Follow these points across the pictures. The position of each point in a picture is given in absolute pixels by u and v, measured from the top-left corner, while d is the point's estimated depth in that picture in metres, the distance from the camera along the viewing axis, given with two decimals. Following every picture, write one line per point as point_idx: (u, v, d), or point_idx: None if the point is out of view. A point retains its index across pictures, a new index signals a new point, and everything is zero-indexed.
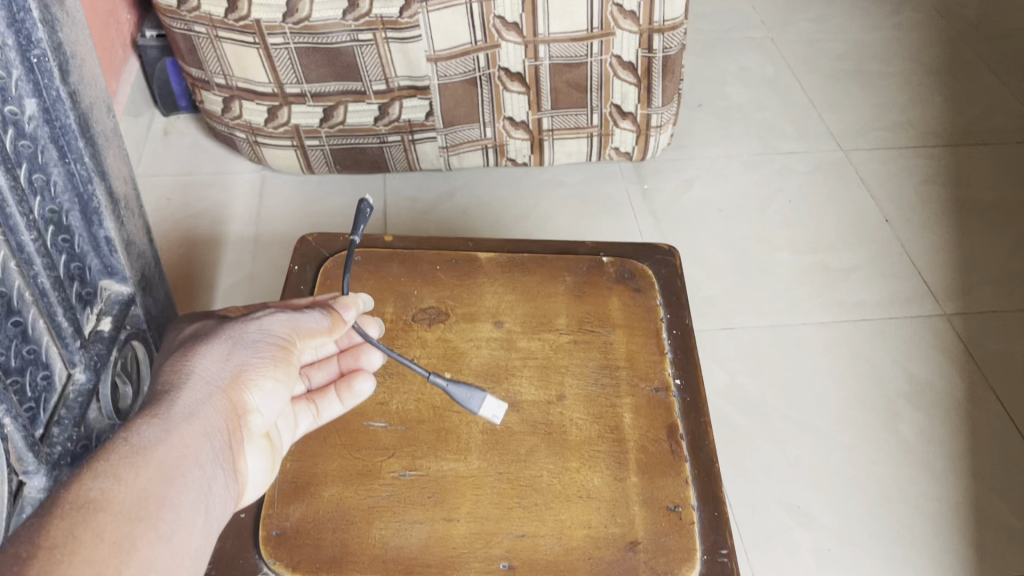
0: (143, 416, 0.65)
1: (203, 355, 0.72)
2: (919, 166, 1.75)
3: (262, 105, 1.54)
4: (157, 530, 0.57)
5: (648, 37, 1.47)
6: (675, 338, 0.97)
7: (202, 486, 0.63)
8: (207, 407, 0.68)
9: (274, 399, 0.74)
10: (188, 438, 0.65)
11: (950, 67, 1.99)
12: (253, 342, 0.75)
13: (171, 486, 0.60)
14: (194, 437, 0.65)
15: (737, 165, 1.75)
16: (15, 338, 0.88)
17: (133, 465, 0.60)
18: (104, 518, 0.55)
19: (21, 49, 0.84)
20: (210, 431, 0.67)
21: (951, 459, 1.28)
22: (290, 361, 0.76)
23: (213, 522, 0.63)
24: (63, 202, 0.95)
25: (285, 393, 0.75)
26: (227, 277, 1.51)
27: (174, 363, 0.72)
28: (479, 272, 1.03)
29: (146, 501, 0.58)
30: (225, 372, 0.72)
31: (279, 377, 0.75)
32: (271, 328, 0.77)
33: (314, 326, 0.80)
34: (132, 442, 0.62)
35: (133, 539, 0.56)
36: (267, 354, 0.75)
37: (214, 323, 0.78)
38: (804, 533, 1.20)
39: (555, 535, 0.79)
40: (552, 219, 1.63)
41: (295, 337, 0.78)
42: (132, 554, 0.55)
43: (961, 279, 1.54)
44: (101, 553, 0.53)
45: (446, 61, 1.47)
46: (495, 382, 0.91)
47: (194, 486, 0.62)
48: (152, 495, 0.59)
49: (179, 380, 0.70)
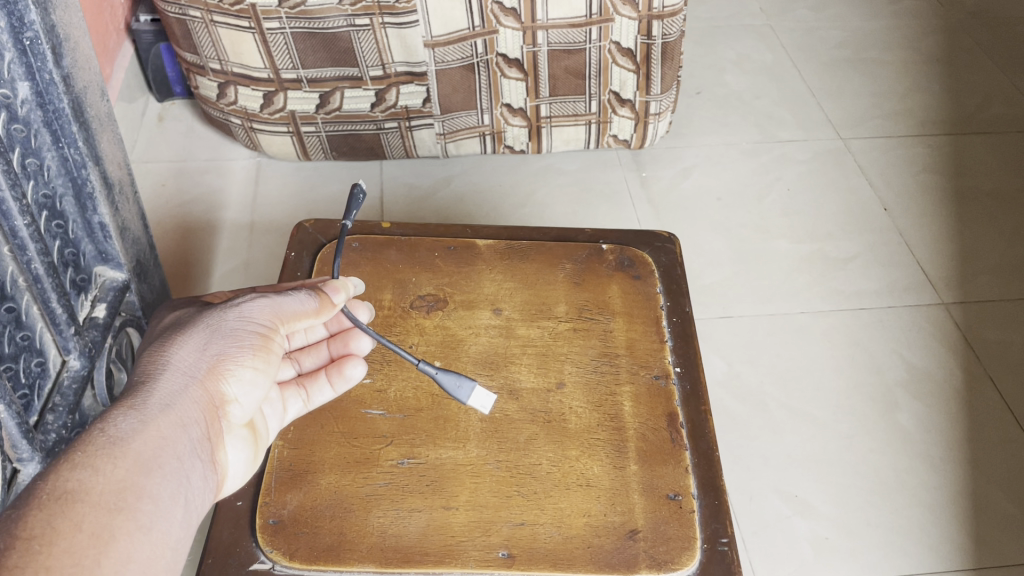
0: (120, 407, 0.64)
1: (181, 345, 0.71)
2: (918, 154, 1.74)
3: (257, 90, 1.52)
4: (136, 521, 0.57)
5: (647, 23, 1.46)
6: (675, 325, 0.97)
7: (180, 478, 0.62)
8: (183, 398, 0.67)
9: (253, 388, 0.73)
10: (165, 429, 0.64)
11: (950, 55, 1.98)
12: (232, 329, 0.73)
13: (148, 477, 0.60)
14: (172, 429, 0.64)
15: (736, 153, 1.74)
16: (9, 325, 0.87)
17: (111, 456, 0.59)
18: (83, 508, 0.55)
19: (14, 31, 0.83)
20: (186, 421, 0.66)
21: (949, 448, 1.28)
22: (271, 348, 0.74)
23: (193, 513, 0.63)
24: (56, 186, 0.94)
25: (264, 383, 0.74)
26: (223, 264, 1.50)
27: (151, 353, 0.71)
28: (478, 259, 1.02)
29: (125, 492, 0.57)
30: (201, 363, 0.71)
31: (258, 366, 0.73)
32: (252, 315, 0.75)
33: (296, 309, 0.77)
34: (109, 433, 0.61)
35: (112, 529, 0.55)
36: (247, 342, 0.73)
37: (194, 310, 0.76)
38: (802, 521, 1.20)
39: (555, 523, 0.78)
40: (551, 206, 1.62)
41: (277, 323, 0.76)
42: (111, 544, 0.54)
43: (960, 268, 1.53)
44: (80, 543, 0.53)
45: (444, 47, 1.45)
46: (494, 370, 0.90)
47: (172, 477, 0.61)
48: (131, 486, 0.58)
49: (156, 371, 0.69)
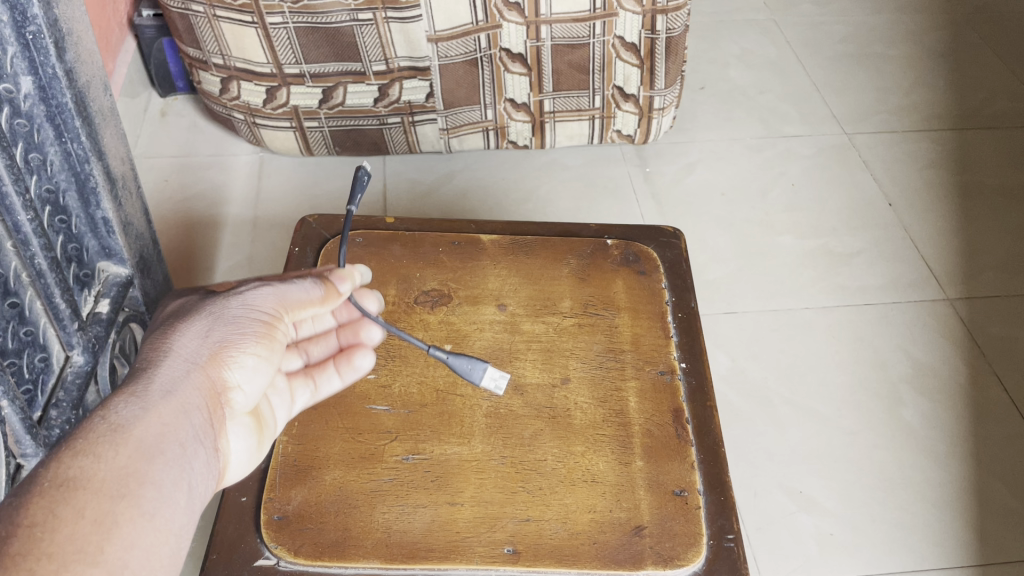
0: (123, 393, 0.64)
1: (183, 333, 0.70)
2: (923, 149, 1.73)
3: (260, 85, 1.52)
4: (139, 507, 0.56)
5: (651, 18, 1.45)
6: (681, 321, 0.96)
7: (183, 464, 0.61)
8: (186, 385, 0.67)
9: (258, 377, 0.72)
10: (168, 416, 0.63)
11: (955, 50, 1.97)
12: (234, 317, 0.73)
13: (151, 463, 0.59)
14: (174, 415, 0.64)
15: (740, 148, 1.74)
16: (12, 320, 0.88)
17: (113, 443, 0.58)
18: (85, 495, 0.54)
19: (16, 26, 0.82)
20: (189, 408, 0.65)
21: (955, 445, 1.27)
22: (274, 337, 0.74)
23: (197, 499, 0.62)
24: (59, 181, 0.94)
25: (268, 370, 0.73)
26: (226, 260, 1.49)
27: (154, 341, 0.70)
28: (482, 254, 1.02)
29: (128, 479, 0.57)
30: (204, 349, 0.70)
31: (262, 353, 0.72)
32: (254, 304, 0.74)
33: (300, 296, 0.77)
34: (111, 420, 0.60)
35: (115, 516, 0.55)
36: (249, 330, 0.72)
37: (196, 298, 0.76)
38: (806, 517, 1.19)
39: (561, 519, 0.78)
40: (554, 202, 1.61)
41: (280, 312, 0.75)
42: (113, 531, 0.54)
43: (965, 263, 1.53)
44: (82, 530, 0.53)
45: (447, 42, 1.45)
46: (499, 366, 0.90)
47: (175, 464, 0.61)
48: (134, 472, 0.58)
49: (158, 357, 0.68)
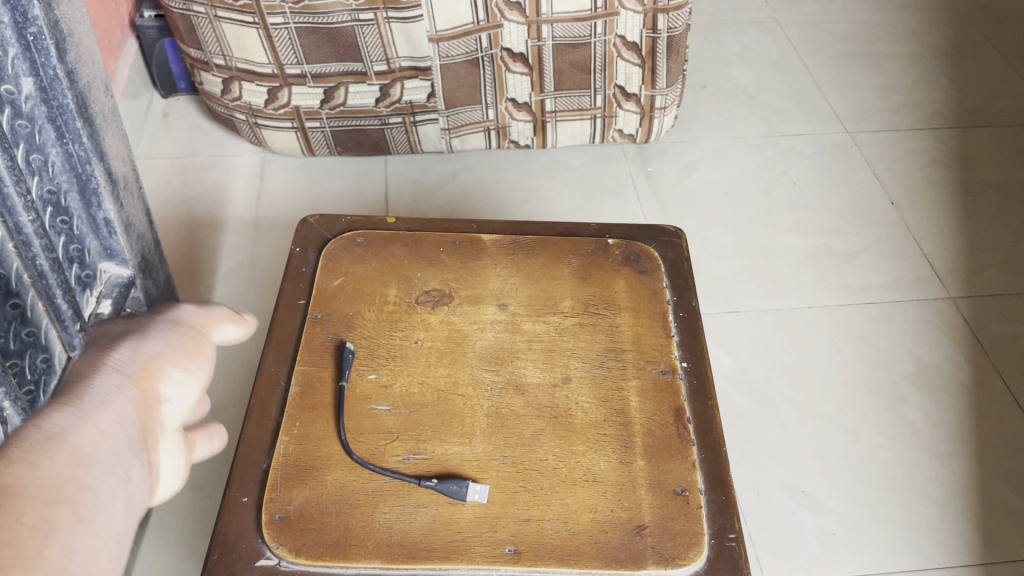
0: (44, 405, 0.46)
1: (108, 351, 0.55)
2: (926, 148, 1.73)
3: (262, 85, 1.52)
4: (79, 515, 0.39)
5: (653, 16, 1.45)
6: (682, 320, 0.96)
7: (123, 477, 0.44)
8: (121, 395, 0.50)
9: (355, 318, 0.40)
10: (105, 424, 0.46)
11: (958, 48, 1.97)
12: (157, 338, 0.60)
13: (89, 472, 0.42)
14: (111, 424, 0.47)
15: (742, 147, 1.73)
16: (14, 321, 0.87)
17: (47, 451, 0.41)
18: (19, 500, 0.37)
19: (17, 27, 0.82)
20: (124, 419, 0.48)
21: (958, 444, 1.27)
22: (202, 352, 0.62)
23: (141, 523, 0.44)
24: (60, 181, 0.94)
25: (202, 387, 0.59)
26: (228, 260, 1.50)
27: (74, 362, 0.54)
28: (483, 254, 1.01)
29: (66, 485, 0.40)
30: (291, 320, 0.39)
31: (193, 369, 0.59)
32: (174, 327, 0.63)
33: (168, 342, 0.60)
34: (40, 428, 0.43)
35: (56, 524, 0.38)
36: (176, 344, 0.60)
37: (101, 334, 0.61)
38: (809, 516, 1.19)
39: (562, 519, 0.78)
40: (556, 202, 1.61)
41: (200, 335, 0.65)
42: (54, 539, 0.37)
43: (968, 262, 1.52)
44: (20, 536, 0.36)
45: (448, 42, 1.45)
46: (500, 366, 0.90)
47: (115, 476, 0.43)
48: (73, 479, 0.41)
49: (85, 369, 0.52)
